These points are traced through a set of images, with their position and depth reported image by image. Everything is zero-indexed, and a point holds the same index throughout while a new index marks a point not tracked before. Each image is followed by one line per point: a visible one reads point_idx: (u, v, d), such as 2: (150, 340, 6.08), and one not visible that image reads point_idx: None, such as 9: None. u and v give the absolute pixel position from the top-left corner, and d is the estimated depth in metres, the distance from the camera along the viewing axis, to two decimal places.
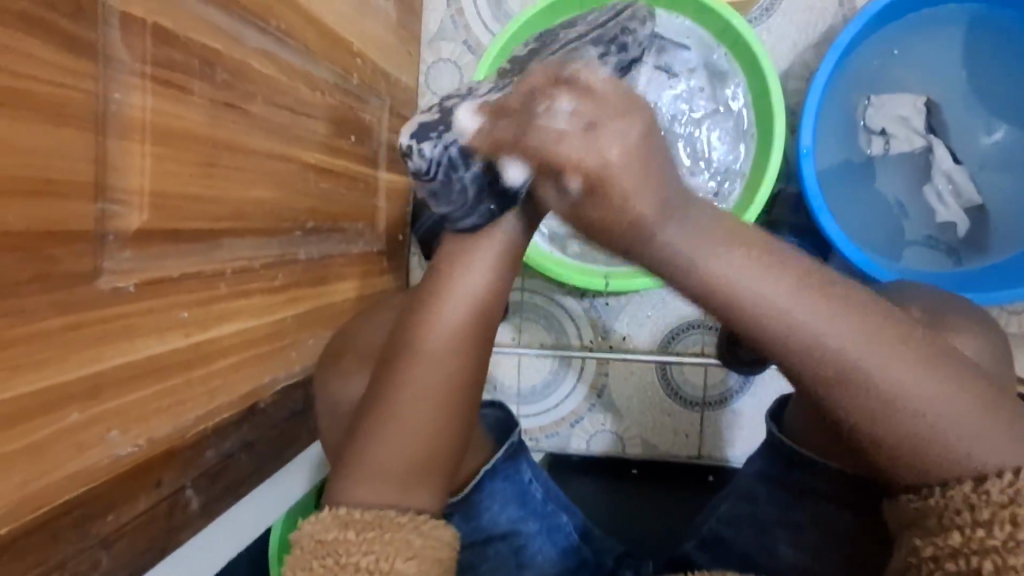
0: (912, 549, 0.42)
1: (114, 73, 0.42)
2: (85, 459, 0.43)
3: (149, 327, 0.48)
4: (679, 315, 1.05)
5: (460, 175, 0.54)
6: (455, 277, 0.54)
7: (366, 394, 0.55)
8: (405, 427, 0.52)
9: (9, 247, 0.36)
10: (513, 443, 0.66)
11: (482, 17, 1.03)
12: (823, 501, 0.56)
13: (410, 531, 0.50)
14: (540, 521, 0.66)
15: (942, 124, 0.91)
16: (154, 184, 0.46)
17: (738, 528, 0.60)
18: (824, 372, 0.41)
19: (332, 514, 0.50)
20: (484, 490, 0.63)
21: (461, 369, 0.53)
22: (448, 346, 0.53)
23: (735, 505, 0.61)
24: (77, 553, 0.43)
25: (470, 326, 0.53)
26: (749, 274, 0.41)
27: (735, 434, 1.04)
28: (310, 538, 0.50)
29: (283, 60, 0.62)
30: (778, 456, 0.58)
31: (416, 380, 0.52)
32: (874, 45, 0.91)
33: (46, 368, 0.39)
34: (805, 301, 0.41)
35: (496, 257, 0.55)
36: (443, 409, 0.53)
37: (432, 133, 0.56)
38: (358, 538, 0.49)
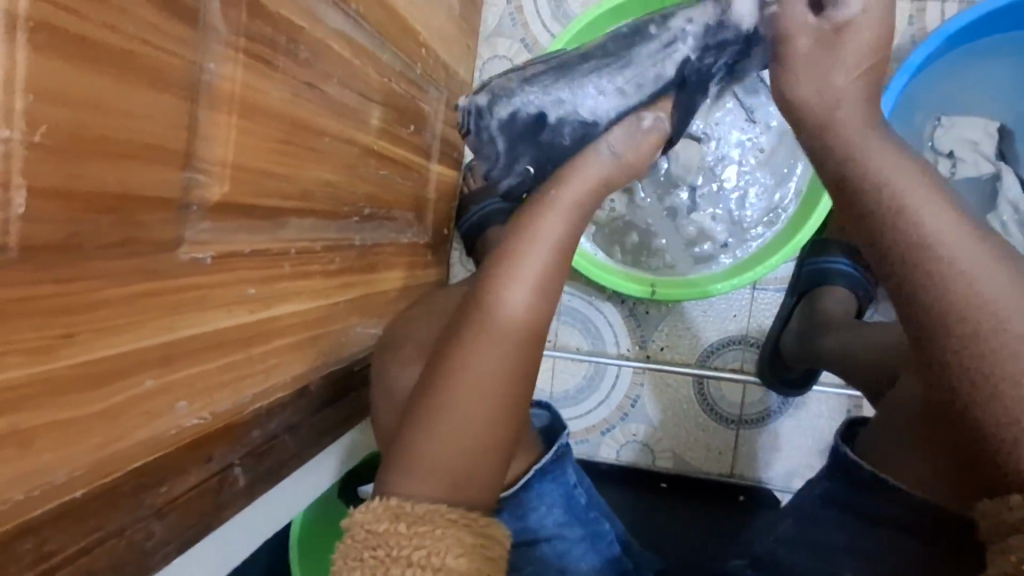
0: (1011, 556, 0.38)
1: (210, 43, 0.42)
2: (153, 427, 0.43)
3: (220, 301, 0.47)
4: (720, 329, 1.03)
5: (490, 124, 0.61)
6: (507, 268, 0.54)
7: (417, 384, 0.55)
8: (462, 416, 0.51)
9: (106, 209, 0.36)
10: (562, 445, 0.66)
11: (541, 15, 1.03)
12: (900, 533, 0.53)
13: (459, 528, 0.49)
14: (585, 528, 0.65)
15: (1014, 152, 0.89)
16: (236, 157, 0.46)
17: (796, 553, 0.59)
18: (930, 297, 0.40)
19: (384, 505, 0.50)
20: (532, 491, 0.62)
21: (522, 361, 0.53)
22: (500, 334, 0.52)
23: (798, 529, 0.60)
24: (133, 521, 0.43)
25: (531, 318, 0.53)
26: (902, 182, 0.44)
27: (776, 455, 1.02)
28: (360, 527, 0.50)
29: (358, 44, 0.62)
30: (843, 482, 0.56)
31: (471, 368, 0.52)
32: (948, 66, 0.89)
33: (129, 333, 0.39)
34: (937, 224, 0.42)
35: (548, 254, 0.54)
36: (498, 405, 0.52)
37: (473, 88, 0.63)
38: (409, 531, 0.48)
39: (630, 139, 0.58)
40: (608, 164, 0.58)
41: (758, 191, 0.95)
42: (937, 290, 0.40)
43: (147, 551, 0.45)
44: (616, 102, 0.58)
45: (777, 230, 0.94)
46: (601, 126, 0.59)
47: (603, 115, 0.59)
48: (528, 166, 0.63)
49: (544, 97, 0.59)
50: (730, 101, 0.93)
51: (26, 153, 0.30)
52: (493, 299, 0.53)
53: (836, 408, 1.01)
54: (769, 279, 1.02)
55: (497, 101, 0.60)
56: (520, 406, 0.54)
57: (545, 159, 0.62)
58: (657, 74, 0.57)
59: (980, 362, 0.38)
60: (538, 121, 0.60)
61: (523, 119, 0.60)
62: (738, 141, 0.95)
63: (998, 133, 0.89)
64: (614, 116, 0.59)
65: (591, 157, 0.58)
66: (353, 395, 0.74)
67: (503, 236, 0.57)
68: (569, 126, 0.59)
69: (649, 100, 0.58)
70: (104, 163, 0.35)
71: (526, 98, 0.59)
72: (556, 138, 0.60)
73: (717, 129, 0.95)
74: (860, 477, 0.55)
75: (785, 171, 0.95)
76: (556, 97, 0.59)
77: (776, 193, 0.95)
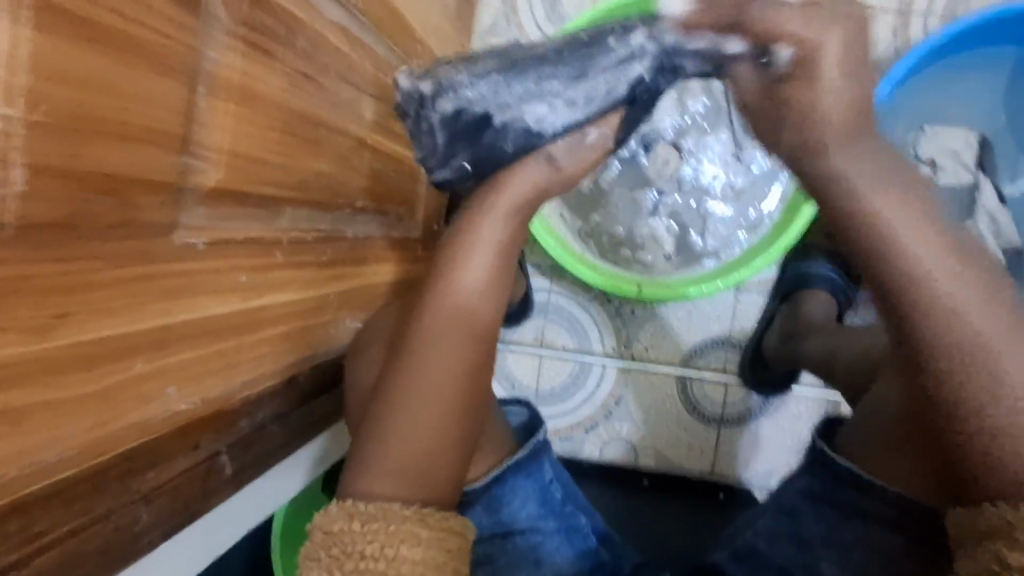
0: (991, 553, 0.41)
1: (210, 29, 0.42)
2: (145, 411, 0.43)
3: (211, 287, 0.47)
4: (704, 330, 1.04)
5: (428, 114, 0.57)
6: (456, 268, 0.57)
7: (378, 380, 0.56)
8: (416, 413, 0.53)
9: (105, 190, 0.36)
10: (537, 442, 0.66)
11: (536, 16, 1.03)
12: (884, 527, 0.54)
13: (413, 522, 0.49)
14: (559, 521, 0.66)
15: (991, 161, 0.94)
16: (233, 144, 0.46)
17: (777, 545, 0.60)
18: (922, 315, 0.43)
19: (339, 506, 0.50)
20: (506, 485, 0.63)
21: (470, 359, 0.55)
22: (450, 326, 0.55)
23: (775, 520, 0.61)
24: (120, 506, 0.43)
25: (477, 317, 0.56)
26: (882, 198, 0.46)
27: (754, 454, 1.04)
28: (319, 530, 0.50)
29: (355, 37, 0.62)
30: (829, 475, 0.58)
31: (426, 362, 0.54)
32: (929, 77, 0.92)
33: (123, 315, 0.39)
34: (925, 240, 0.44)
35: (496, 250, 0.58)
36: (458, 391, 0.54)
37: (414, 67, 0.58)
38: (362, 528, 0.48)
39: (571, 151, 0.60)
40: (544, 171, 0.60)
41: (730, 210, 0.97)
42: (929, 314, 0.43)
43: (133, 535, 0.45)
44: (563, 116, 0.58)
45: (744, 246, 0.96)
46: (546, 138, 0.59)
47: (550, 127, 0.58)
48: (466, 163, 0.60)
49: (491, 98, 0.56)
50: (724, 131, 0.96)
51: (28, 132, 0.30)
52: (442, 300, 0.56)
53: (814, 410, 1.03)
54: (753, 282, 1.03)
55: (441, 93, 0.56)
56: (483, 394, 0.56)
57: (485, 162, 0.60)
58: (609, 90, 0.57)
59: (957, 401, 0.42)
60: (481, 121, 0.57)
61: (466, 118, 0.57)
62: (716, 165, 0.97)
63: (978, 144, 0.93)
64: (560, 130, 0.58)
65: (526, 165, 0.59)
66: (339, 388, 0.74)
67: (450, 233, 0.59)
68: (517, 131, 0.58)
69: (597, 115, 0.58)
70: (102, 144, 0.35)
71: (474, 96, 0.56)
72: (499, 142, 0.58)
73: (705, 151, 0.97)
74: (848, 477, 0.56)
75: (760, 194, 0.97)
76: (505, 100, 0.56)
77: (749, 212, 0.97)
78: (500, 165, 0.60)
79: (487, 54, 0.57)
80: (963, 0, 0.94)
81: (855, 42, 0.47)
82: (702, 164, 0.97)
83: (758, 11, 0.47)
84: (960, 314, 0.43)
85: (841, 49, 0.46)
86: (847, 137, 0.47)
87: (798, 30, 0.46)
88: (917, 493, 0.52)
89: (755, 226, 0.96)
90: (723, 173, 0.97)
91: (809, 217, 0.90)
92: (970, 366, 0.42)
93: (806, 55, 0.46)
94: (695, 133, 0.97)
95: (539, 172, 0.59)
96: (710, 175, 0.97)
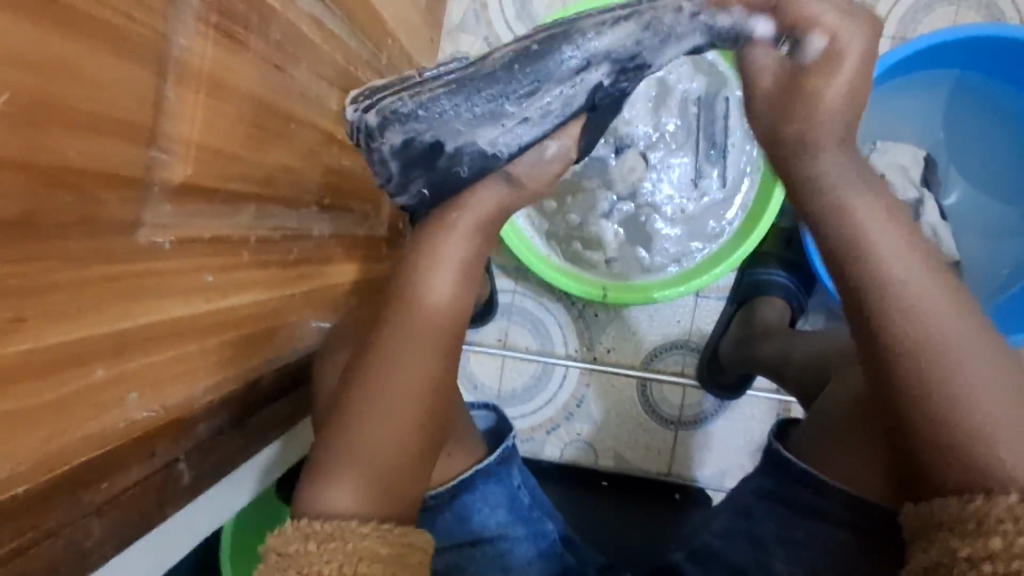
0: (945, 547, 0.42)
1: (180, 16, 0.40)
2: (102, 420, 0.40)
3: (175, 288, 0.45)
4: (664, 333, 1.07)
5: (379, 145, 0.57)
6: (420, 280, 0.55)
7: (341, 386, 0.56)
8: (380, 422, 0.52)
9: (67, 184, 0.33)
10: (508, 446, 0.66)
11: (505, 15, 1.03)
12: (835, 528, 0.56)
13: (371, 539, 0.48)
14: (528, 527, 0.65)
15: (934, 179, 0.99)
16: (202, 137, 0.44)
17: (734, 544, 0.62)
18: (883, 324, 0.46)
19: (294, 527, 0.49)
20: (475, 492, 0.63)
21: (432, 374, 0.54)
22: (418, 342, 0.54)
23: (733, 520, 0.63)
24: (70, 520, 0.41)
25: (447, 329, 0.55)
26: (860, 198, 0.49)
27: (706, 455, 1.07)
28: (272, 552, 0.48)
29: (327, 29, 0.60)
30: (785, 478, 0.60)
31: (392, 375, 0.53)
32: (881, 97, 0.96)
33: (82, 319, 0.36)
34: (899, 246, 0.47)
35: (460, 267, 0.56)
36: (417, 406, 0.53)
37: (361, 100, 0.59)
38: (319, 549, 0.47)
39: (534, 168, 0.58)
40: (504, 191, 0.58)
41: (678, 227, 0.99)
42: (897, 326, 0.46)
43: (85, 551, 0.43)
44: (521, 135, 0.56)
45: (686, 264, 0.98)
46: (502, 160, 0.56)
47: (505, 150, 0.56)
48: (423, 189, 0.58)
49: (441, 123, 0.55)
50: (688, 153, 0.98)
51: None
52: (411, 309, 0.54)
53: (763, 412, 1.06)
54: (712, 288, 1.06)
55: (388, 124, 0.56)
56: (444, 403, 0.55)
57: (441, 188, 0.58)
58: (569, 102, 0.55)
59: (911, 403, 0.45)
60: (433, 148, 0.56)
61: (416, 147, 0.56)
62: (675, 181, 0.98)
63: (924, 161, 0.98)
64: (514, 150, 0.56)
65: (483, 186, 0.57)
66: (300, 389, 0.72)
67: (414, 243, 0.58)
68: (471, 157, 0.56)
69: (555, 129, 0.56)
70: (65, 135, 0.32)
71: (421, 125, 0.56)
72: (454, 167, 0.56)
73: (667, 168, 0.98)
74: (804, 479, 0.58)
75: (710, 213, 0.99)
76: (455, 125, 0.55)
77: (696, 228, 0.99)
78: (457, 190, 0.57)
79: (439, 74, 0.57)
80: (911, 25, 0.99)
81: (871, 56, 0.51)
82: (660, 180, 0.98)
83: None
84: (928, 313, 0.45)
85: (861, 49, 0.50)
86: (834, 145, 0.50)
87: (832, 25, 0.49)
88: (872, 493, 0.54)
89: (699, 244, 0.99)
90: (679, 190, 0.98)
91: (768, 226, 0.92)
92: (931, 370, 0.44)
93: (835, 50, 0.49)
94: (663, 146, 0.97)
95: (495, 194, 0.57)
96: (665, 191, 0.98)
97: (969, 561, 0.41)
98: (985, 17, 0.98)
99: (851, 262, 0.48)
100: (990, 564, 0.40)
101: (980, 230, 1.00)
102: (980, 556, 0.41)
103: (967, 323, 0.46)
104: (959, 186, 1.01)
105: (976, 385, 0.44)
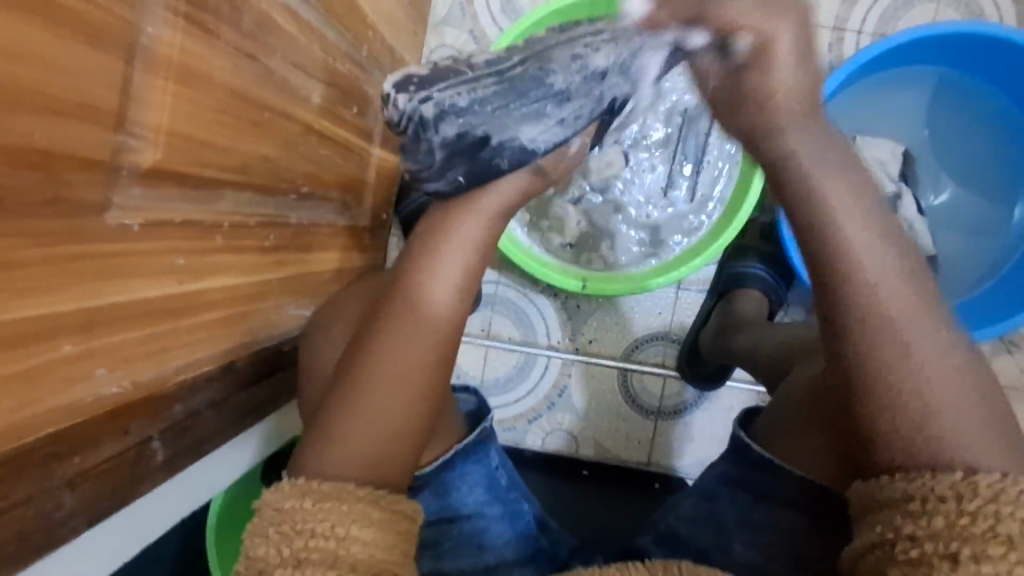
0: (889, 523, 0.43)
1: (149, 5, 0.41)
2: (70, 395, 0.42)
3: (144, 270, 0.46)
4: (645, 325, 1.08)
5: (428, 137, 0.57)
6: (432, 263, 0.57)
7: (340, 365, 0.57)
8: (371, 399, 0.54)
9: (32, 165, 0.35)
10: (485, 428, 0.68)
11: (490, 9, 1.04)
12: (791, 510, 0.58)
13: (366, 503, 0.49)
14: (504, 507, 0.67)
15: (914, 174, 1.01)
16: (172, 123, 0.45)
17: (694, 526, 0.63)
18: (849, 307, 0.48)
19: (291, 484, 0.50)
20: (456, 470, 0.64)
21: (434, 353, 0.56)
22: (433, 325, 0.56)
23: (696, 505, 0.64)
24: (42, 492, 0.43)
25: (447, 318, 0.57)
26: (830, 182, 0.51)
27: (685, 443, 1.09)
28: (269, 507, 0.50)
29: (304, 21, 0.61)
30: (743, 462, 0.61)
31: (397, 353, 0.55)
32: (858, 94, 0.98)
33: (48, 296, 0.38)
34: (865, 238, 0.49)
35: (467, 258, 0.58)
36: (414, 385, 0.55)
37: (410, 87, 0.57)
38: (314, 507, 0.48)
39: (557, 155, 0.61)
40: (529, 179, 0.61)
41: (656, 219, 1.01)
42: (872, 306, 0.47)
43: (56, 521, 0.45)
44: (558, 133, 0.58)
45: (663, 256, 1.00)
46: (538, 154, 0.59)
47: (543, 146, 0.58)
48: (461, 176, 0.58)
49: (492, 118, 0.56)
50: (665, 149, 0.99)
51: None
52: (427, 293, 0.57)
53: (742, 402, 1.08)
54: (692, 280, 1.07)
55: (444, 117, 0.56)
56: (440, 383, 0.57)
57: (477, 177, 0.58)
58: (596, 103, 0.59)
59: (883, 387, 0.46)
60: (480, 140, 0.57)
61: (468, 139, 0.57)
62: (653, 175, 1.00)
63: (902, 156, 0.99)
64: (552, 146, 0.59)
65: (514, 176, 0.59)
66: (279, 375, 0.73)
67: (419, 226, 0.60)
68: (514, 151, 0.58)
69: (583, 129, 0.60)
70: (31, 118, 0.34)
71: (476, 118, 0.56)
72: (494, 159, 0.58)
73: (642, 172, 1.00)
74: (761, 465, 0.60)
75: (689, 205, 1.00)
76: (503, 121, 0.57)
77: (677, 220, 1.00)
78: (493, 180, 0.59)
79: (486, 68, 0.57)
80: (891, 21, 1.00)
81: (801, 43, 0.52)
82: (637, 175, 1.00)
83: (715, 3, 0.50)
84: (889, 301, 0.47)
85: (790, 42, 0.52)
86: (802, 118, 0.53)
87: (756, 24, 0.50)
88: (823, 477, 0.56)
89: (681, 235, 1.00)
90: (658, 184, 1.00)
91: (742, 223, 0.93)
92: (884, 353, 0.46)
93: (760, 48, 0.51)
94: (645, 148, 0.99)
95: (521, 181, 0.60)
96: (642, 185, 1.00)
97: (914, 538, 0.41)
98: (966, 15, 0.99)
99: (826, 252, 0.50)
100: (932, 542, 0.41)
101: (959, 225, 1.01)
102: (928, 534, 0.41)
103: (930, 316, 0.47)
104: (955, 184, 1.01)
105: (932, 371, 0.45)
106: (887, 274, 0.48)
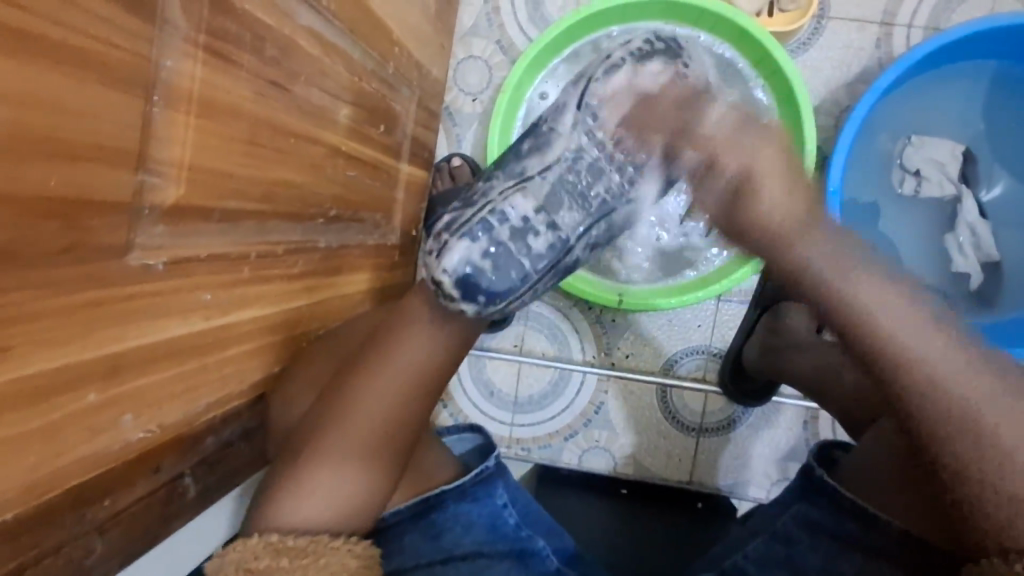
0: None
1: (167, 38, 0.40)
2: (95, 442, 0.41)
3: (170, 309, 0.45)
4: (685, 339, 1.04)
5: (491, 317, 0.63)
6: (413, 326, 0.60)
7: (308, 413, 0.59)
8: (335, 450, 0.56)
9: (49, 214, 0.34)
10: (487, 466, 0.65)
11: (518, 18, 1.01)
12: (879, 560, 0.55)
13: (343, 554, 0.53)
14: (510, 545, 0.64)
15: (974, 174, 0.94)
16: (194, 158, 0.44)
17: (765, 570, 0.59)
18: (898, 378, 0.48)
19: (263, 541, 0.52)
20: (446, 511, 0.63)
21: (400, 410, 0.58)
22: (399, 389, 0.58)
23: (764, 546, 0.60)
24: (72, 539, 0.42)
25: (427, 383, 0.59)
26: (845, 272, 0.52)
27: (726, 464, 1.04)
28: (236, 566, 0.50)
29: (329, 42, 0.59)
30: (824, 502, 0.58)
31: (361, 410, 0.57)
32: (910, 92, 0.92)
33: (69, 345, 0.37)
34: (897, 310, 0.49)
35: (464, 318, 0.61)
36: (381, 441, 0.57)
37: (478, 296, 0.61)
38: (291, 564, 0.51)
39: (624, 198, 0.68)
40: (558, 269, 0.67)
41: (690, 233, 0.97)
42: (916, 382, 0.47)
43: (86, 568, 0.44)
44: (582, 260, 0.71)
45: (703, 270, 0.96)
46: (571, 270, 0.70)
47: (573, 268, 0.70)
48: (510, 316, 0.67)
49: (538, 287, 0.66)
50: None
51: None
52: (397, 344, 0.59)
53: (785, 419, 1.03)
54: (734, 291, 1.03)
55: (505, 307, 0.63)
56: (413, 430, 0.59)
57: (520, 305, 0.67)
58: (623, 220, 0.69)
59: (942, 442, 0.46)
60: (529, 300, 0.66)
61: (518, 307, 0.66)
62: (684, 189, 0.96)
63: (962, 156, 0.93)
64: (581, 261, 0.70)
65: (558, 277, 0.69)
66: None
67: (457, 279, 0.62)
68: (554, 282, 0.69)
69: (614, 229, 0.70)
70: (47, 165, 0.33)
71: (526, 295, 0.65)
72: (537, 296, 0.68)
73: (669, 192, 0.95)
74: (853, 510, 0.56)
75: None
76: (545, 283, 0.67)
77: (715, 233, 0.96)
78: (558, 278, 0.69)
79: (536, 240, 0.64)
80: (944, 13, 0.93)
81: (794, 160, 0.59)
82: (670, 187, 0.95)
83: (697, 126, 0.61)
84: (930, 368, 0.47)
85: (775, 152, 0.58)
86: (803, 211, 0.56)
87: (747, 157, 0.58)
88: (924, 529, 0.52)
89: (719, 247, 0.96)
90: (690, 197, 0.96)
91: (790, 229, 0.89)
92: (952, 416, 0.46)
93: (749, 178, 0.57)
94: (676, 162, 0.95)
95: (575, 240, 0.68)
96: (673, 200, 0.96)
97: None
98: None
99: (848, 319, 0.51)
100: None
101: None
102: None
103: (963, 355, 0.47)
104: (1010, 177, 0.94)
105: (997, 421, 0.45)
106: (926, 340, 0.48)
